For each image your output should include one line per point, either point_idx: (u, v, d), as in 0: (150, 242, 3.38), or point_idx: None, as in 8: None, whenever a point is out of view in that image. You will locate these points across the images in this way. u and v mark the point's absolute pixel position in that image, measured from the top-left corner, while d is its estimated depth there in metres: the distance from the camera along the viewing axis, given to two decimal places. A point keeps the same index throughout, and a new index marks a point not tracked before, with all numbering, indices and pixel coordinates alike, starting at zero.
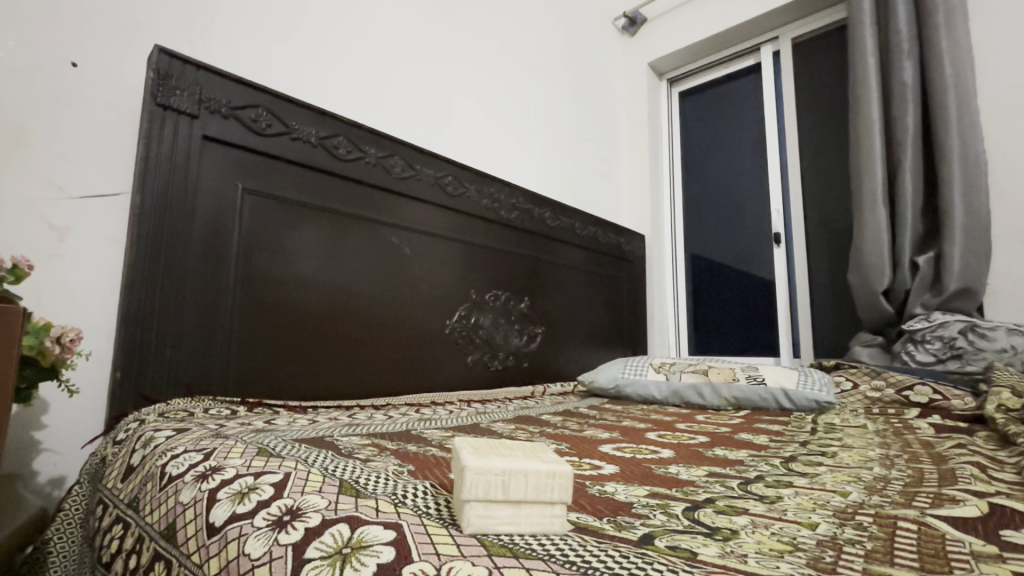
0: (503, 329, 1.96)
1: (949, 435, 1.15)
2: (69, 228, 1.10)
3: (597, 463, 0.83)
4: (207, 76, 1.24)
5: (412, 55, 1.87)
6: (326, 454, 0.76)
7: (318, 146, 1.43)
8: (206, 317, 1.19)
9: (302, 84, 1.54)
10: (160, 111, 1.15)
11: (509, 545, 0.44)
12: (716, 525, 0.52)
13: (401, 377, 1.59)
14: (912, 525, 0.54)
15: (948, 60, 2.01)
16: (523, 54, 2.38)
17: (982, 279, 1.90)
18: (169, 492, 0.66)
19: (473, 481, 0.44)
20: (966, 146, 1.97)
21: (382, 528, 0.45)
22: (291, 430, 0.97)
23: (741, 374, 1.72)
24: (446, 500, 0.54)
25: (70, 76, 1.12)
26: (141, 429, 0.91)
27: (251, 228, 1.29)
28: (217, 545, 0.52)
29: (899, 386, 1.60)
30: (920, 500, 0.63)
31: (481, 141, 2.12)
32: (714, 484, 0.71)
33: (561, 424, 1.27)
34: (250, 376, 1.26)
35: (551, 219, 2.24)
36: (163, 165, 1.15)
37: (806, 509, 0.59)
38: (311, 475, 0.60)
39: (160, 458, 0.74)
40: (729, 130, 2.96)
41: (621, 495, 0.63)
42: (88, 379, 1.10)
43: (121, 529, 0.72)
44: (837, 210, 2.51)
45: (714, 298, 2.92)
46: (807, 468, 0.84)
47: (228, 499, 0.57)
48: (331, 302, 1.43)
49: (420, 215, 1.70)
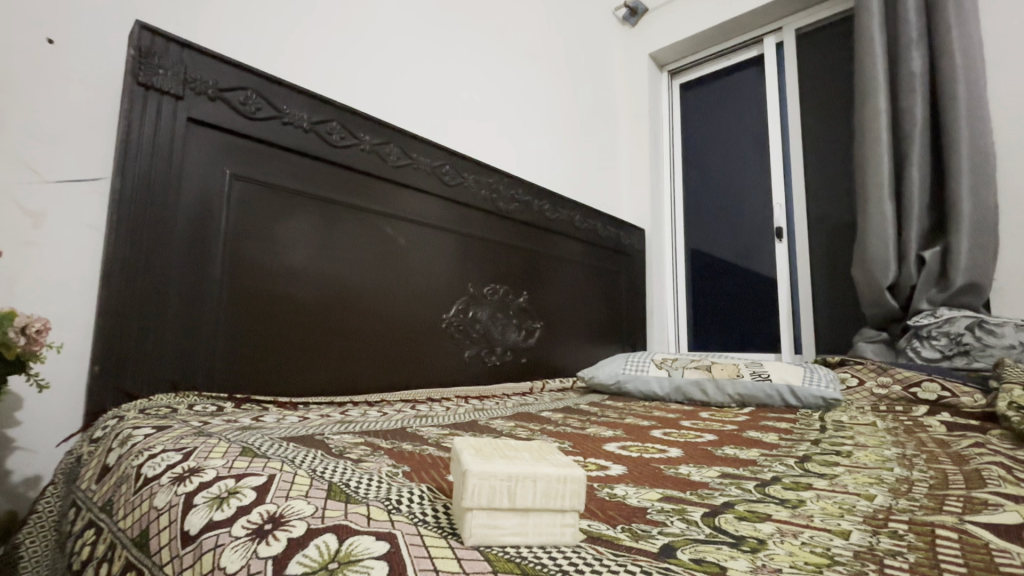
0: (501, 323, 1.91)
1: (962, 434, 1.12)
2: (44, 214, 1.04)
3: (604, 462, 0.79)
4: (192, 56, 1.18)
5: (409, 40, 1.82)
6: (315, 454, 0.71)
7: (310, 131, 1.37)
8: (190, 308, 1.14)
9: (294, 68, 1.49)
10: (142, 90, 1.10)
11: (516, 558, 0.39)
12: (741, 534, 0.47)
13: (396, 371, 1.54)
14: (952, 533, 0.49)
15: (958, 49, 1.97)
16: (522, 42, 2.32)
17: (991, 273, 1.86)
18: (143, 496, 0.61)
19: (475, 487, 0.40)
20: (975, 137, 1.93)
21: (374, 540, 0.41)
22: (280, 428, 0.92)
23: (746, 370, 1.68)
24: (445, 506, 0.49)
25: (47, 54, 1.06)
26: (120, 426, 0.86)
27: (239, 216, 1.24)
28: (191, 556, 0.47)
29: (907, 383, 1.57)
30: (952, 505, 0.59)
31: (479, 130, 2.07)
32: (730, 486, 0.67)
33: (563, 421, 1.23)
34: (238, 371, 1.21)
35: (551, 210, 2.19)
36: (145, 149, 1.10)
37: (834, 515, 0.55)
38: (297, 478, 0.55)
39: (136, 459, 0.69)
40: (730, 123, 2.91)
41: (633, 499, 0.58)
42: (64, 374, 1.04)
43: (93, 535, 0.67)
44: (840, 204, 2.47)
45: (715, 294, 2.88)
46: (825, 469, 0.80)
47: (204, 505, 0.52)
48: (323, 294, 1.38)
49: (417, 204, 1.64)
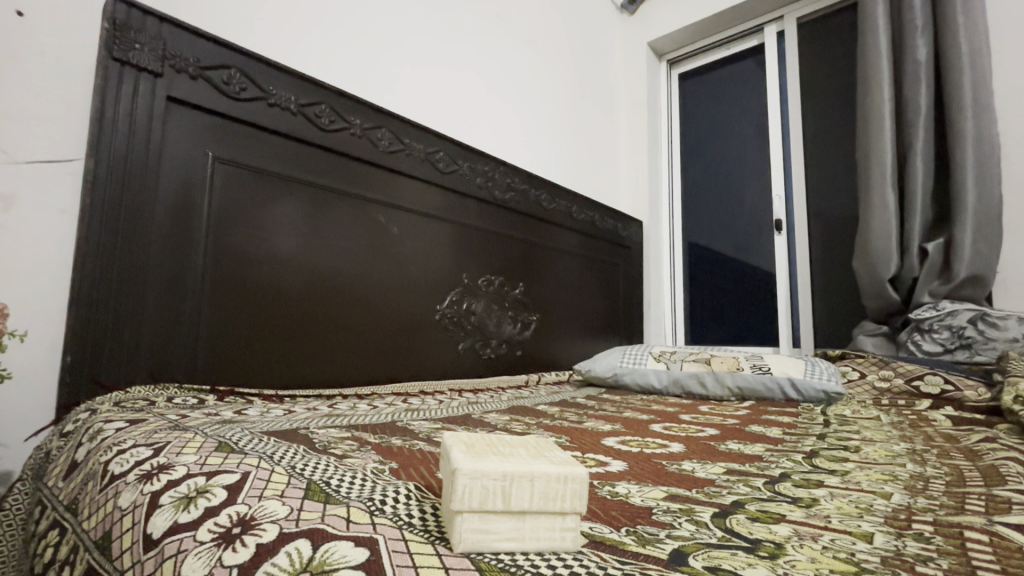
0: (495, 315, 1.87)
1: (969, 429, 1.09)
2: (14, 196, 0.98)
3: (602, 458, 0.75)
4: (171, 30, 1.12)
5: (402, 23, 1.76)
6: (296, 449, 0.66)
7: (297, 113, 1.32)
8: (169, 296, 1.09)
9: (280, 48, 1.43)
10: (117, 66, 1.04)
11: (510, 567, 0.35)
12: (756, 538, 0.43)
13: (387, 364, 1.49)
14: (983, 536, 0.46)
15: (965, 37, 1.94)
16: (519, 27, 2.27)
17: (994, 265, 1.83)
18: (108, 495, 0.56)
19: (466, 488, 0.35)
20: (980, 126, 1.90)
21: (352, 546, 0.36)
22: (262, 422, 0.87)
23: (746, 363, 1.64)
24: (434, 508, 0.45)
25: (14, 27, 1.00)
26: (91, 420, 0.81)
27: (221, 201, 1.18)
28: (152, 562, 0.42)
29: (910, 376, 1.54)
30: (974, 505, 0.55)
31: (473, 117, 2.01)
32: (738, 484, 0.63)
33: (559, 415, 1.19)
34: (222, 362, 1.16)
35: (547, 201, 2.14)
36: (121, 129, 1.04)
37: (852, 516, 0.51)
38: (273, 476, 0.51)
39: (104, 455, 0.65)
40: (729, 114, 2.87)
41: (637, 498, 0.54)
42: (34, 364, 1.00)
43: (57, 535, 0.62)
44: (841, 197, 2.43)
45: (713, 287, 2.85)
46: (834, 465, 0.76)
47: (170, 505, 0.47)
48: (311, 283, 1.33)
49: (409, 192, 1.59)
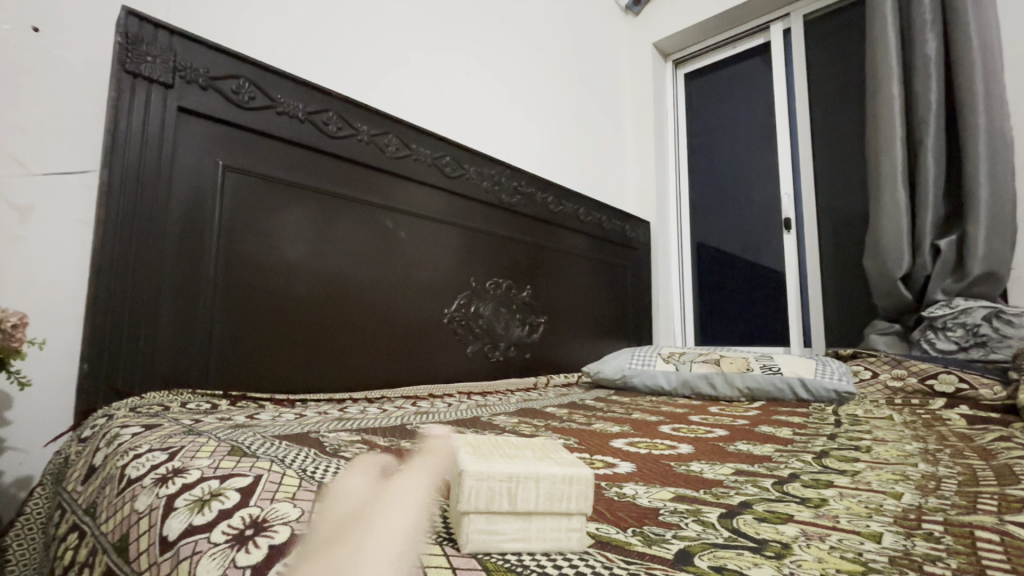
0: (504, 318, 1.87)
1: (984, 428, 1.07)
2: (32, 208, 1.01)
3: (611, 460, 0.75)
4: (181, 42, 1.14)
5: (411, 33, 1.80)
6: (308, 453, 0.67)
7: (306, 121, 1.34)
8: (183, 301, 1.11)
9: (288, 56, 1.46)
10: (129, 78, 1.07)
11: (516, 567, 0.36)
12: (763, 538, 0.43)
13: (397, 367, 1.51)
14: (994, 535, 0.45)
15: (976, 31, 1.92)
16: (525, 32, 2.29)
17: (1008, 261, 1.81)
18: (125, 498, 0.57)
19: (472, 489, 0.36)
20: (992, 120, 1.87)
21: None
22: (275, 426, 0.88)
23: (756, 363, 1.63)
24: (442, 509, 0.46)
25: (32, 43, 1.03)
26: (108, 425, 0.83)
27: (232, 209, 1.20)
28: (168, 564, 0.43)
29: (922, 375, 1.52)
30: (986, 504, 0.55)
31: (479, 121, 2.02)
32: (747, 484, 0.63)
33: (570, 417, 1.19)
34: (234, 365, 1.18)
35: (554, 203, 2.15)
36: (133, 139, 1.06)
37: (861, 516, 0.51)
38: (285, 479, 0.52)
39: (121, 459, 0.66)
40: (736, 114, 2.86)
41: (644, 499, 0.54)
42: (51, 371, 1.02)
43: (76, 539, 0.64)
44: (851, 194, 2.41)
45: (722, 287, 2.84)
46: (844, 464, 0.76)
47: (185, 508, 0.48)
48: (321, 288, 1.35)
49: (417, 197, 1.61)
